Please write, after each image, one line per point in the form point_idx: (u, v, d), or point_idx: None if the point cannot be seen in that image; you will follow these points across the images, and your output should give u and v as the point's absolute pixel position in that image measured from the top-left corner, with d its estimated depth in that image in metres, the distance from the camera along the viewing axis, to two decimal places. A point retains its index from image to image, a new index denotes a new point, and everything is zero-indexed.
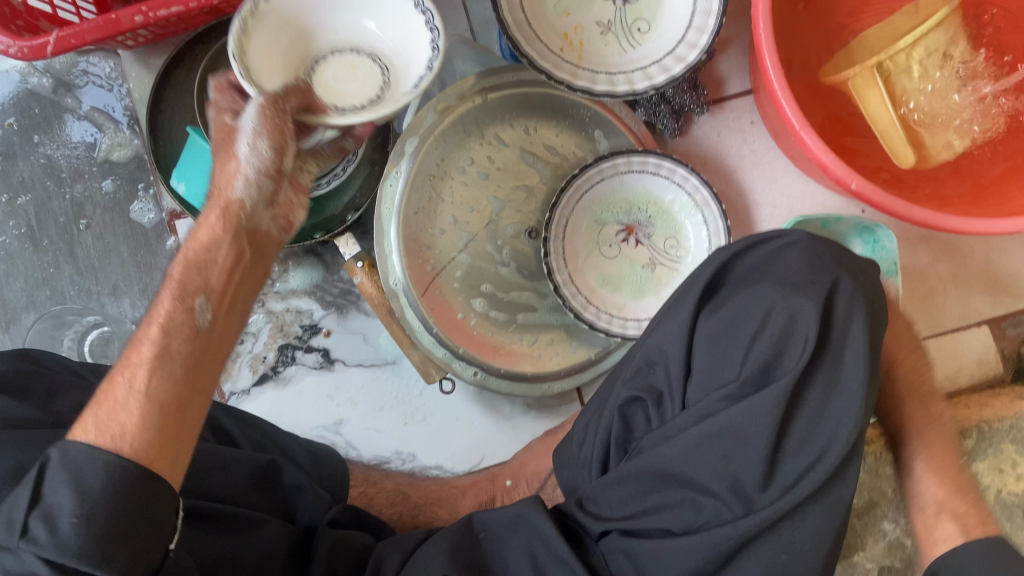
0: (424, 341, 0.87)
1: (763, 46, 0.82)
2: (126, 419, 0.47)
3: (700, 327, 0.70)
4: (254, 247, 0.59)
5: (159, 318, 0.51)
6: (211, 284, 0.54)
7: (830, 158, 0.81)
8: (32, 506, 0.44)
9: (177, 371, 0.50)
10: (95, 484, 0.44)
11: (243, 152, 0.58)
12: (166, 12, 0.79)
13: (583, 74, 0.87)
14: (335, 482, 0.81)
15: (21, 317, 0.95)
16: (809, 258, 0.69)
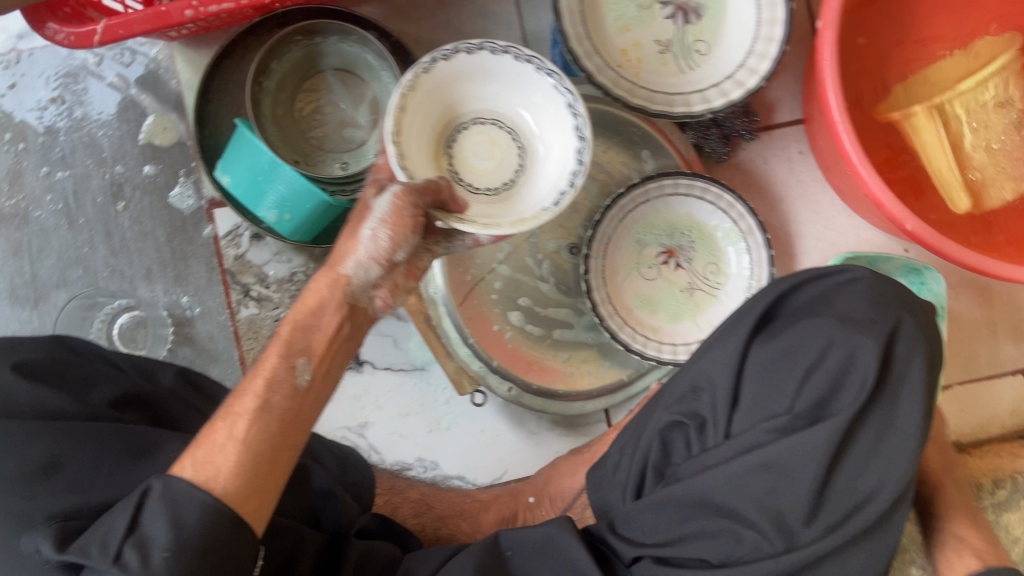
0: (460, 352, 0.89)
1: (828, 79, 0.82)
2: (221, 462, 0.53)
3: (752, 353, 0.69)
4: (354, 321, 0.65)
5: (266, 373, 0.58)
6: (312, 346, 0.61)
7: (887, 195, 0.80)
8: (129, 533, 0.49)
9: (272, 425, 0.56)
10: (191, 522, 0.49)
11: (365, 235, 0.61)
12: (217, 8, 0.80)
13: (640, 92, 0.86)
14: (363, 489, 0.80)
15: (50, 295, 0.93)
16: (872, 295, 0.69)
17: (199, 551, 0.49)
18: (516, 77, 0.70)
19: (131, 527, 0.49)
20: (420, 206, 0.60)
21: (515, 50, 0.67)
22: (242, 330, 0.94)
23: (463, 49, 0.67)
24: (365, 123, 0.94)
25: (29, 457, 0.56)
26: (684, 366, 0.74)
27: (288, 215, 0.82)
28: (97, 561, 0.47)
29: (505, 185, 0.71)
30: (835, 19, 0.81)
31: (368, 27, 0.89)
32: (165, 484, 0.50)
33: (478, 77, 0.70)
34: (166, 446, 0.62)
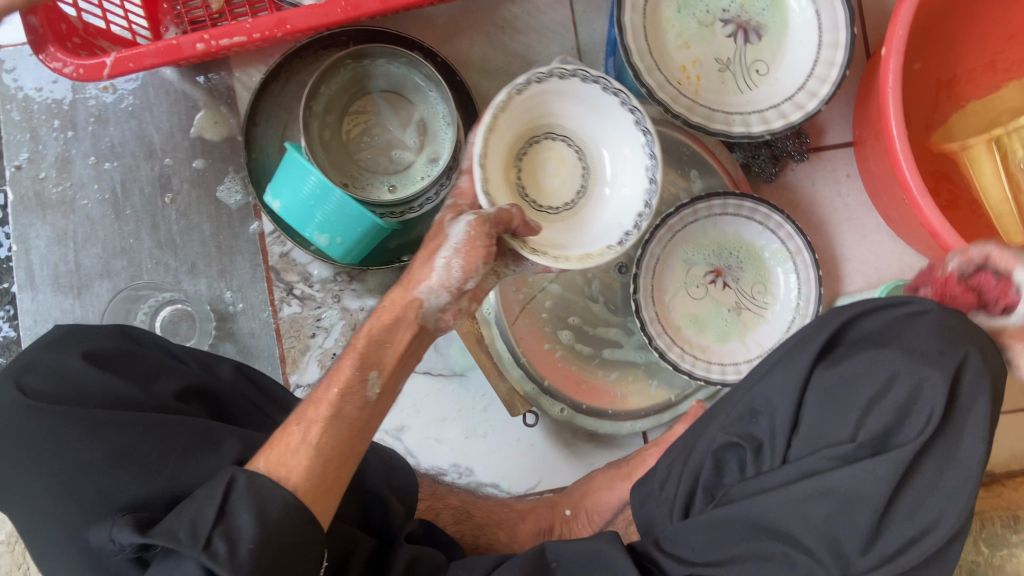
0: (512, 374, 0.91)
1: (891, 109, 0.82)
2: (294, 465, 0.58)
3: (815, 378, 0.69)
4: (420, 337, 0.69)
5: (339, 384, 0.62)
6: (383, 360, 0.66)
7: (944, 227, 0.80)
8: (216, 522, 0.53)
9: (341, 433, 0.61)
10: (273, 517, 0.54)
11: (439, 263, 0.65)
12: (229, 41, 0.76)
13: (700, 110, 0.85)
14: (407, 493, 0.80)
15: (93, 285, 0.93)
16: (943, 327, 0.67)
17: (276, 547, 0.54)
18: (598, 104, 0.72)
19: (220, 515, 0.54)
20: (491, 236, 0.63)
21: (605, 81, 0.69)
22: (284, 328, 0.94)
23: (556, 73, 0.68)
24: (413, 145, 0.92)
25: (96, 445, 0.62)
26: (743, 388, 0.76)
27: (341, 238, 0.85)
28: (186, 545, 0.52)
29: (568, 205, 0.74)
30: (900, 46, 0.81)
31: (413, 46, 0.89)
32: (250, 476, 0.56)
33: (562, 97, 0.71)
34: (224, 443, 0.64)
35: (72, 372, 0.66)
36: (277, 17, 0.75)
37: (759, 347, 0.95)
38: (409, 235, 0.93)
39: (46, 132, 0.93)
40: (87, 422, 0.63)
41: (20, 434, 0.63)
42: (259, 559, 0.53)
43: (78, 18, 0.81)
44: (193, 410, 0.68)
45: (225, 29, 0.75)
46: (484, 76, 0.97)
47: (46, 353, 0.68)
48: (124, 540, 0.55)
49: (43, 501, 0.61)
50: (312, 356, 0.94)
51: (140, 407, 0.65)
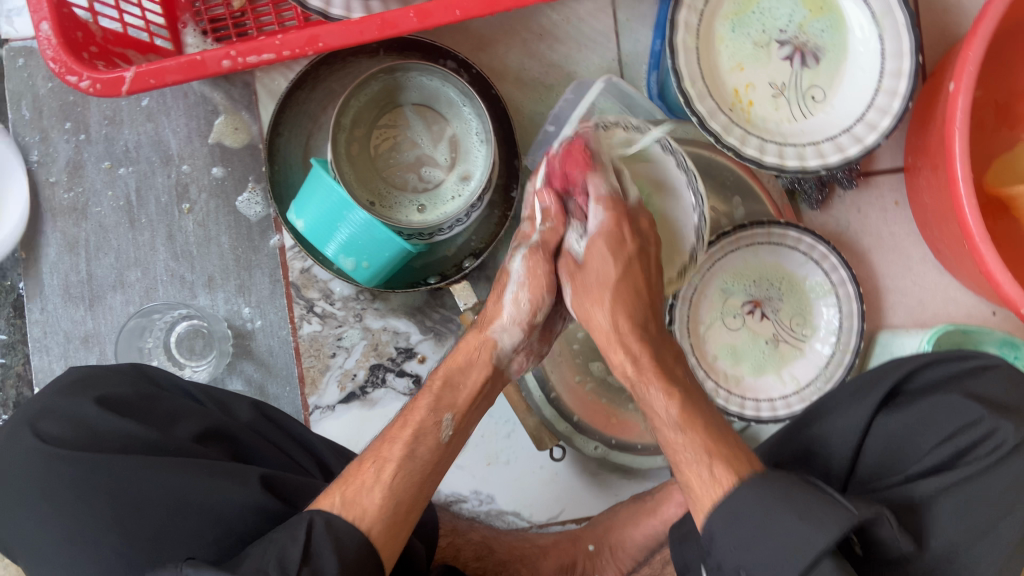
0: (544, 410, 0.89)
1: (956, 149, 0.77)
2: (367, 504, 0.57)
3: (878, 424, 0.66)
4: (493, 379, 0.68)
5: (415, 423, 0.63)
6: (457, 403, 0.65)
7: (1007, 276, 0.76)
8: (304, 561, 0.51)
9: (415, 473, 0.60)
10: (349, 554, 0.53)
11: (507, 298, 0.67)
12: (256, 58, 0.71)
13: (751, 140, 0.80)
14: (427, 530, 0.77)
15: (106, 296, 0.89)
16: (1011, 384, 0.65)
17: None
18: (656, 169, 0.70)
19: (304, 556, 0.52)
20: (549, 264, 0.67)
21: (666, 142, 0.68)
22: (304, 346, 0.90)
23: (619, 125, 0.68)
24: (443, 162, 0.87)
25: (120, 491, 0.59)
26: (792, 432, 0.72)
27: (367, 262, 0.81)
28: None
29: None
30: (969, 83, 0.76)
31: (447, 57, 0.84)
32: (326, 521, 0.54)
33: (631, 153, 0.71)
34: (250, 478, 0.61)
35: (88, 417, 0.63)
36: (307, 34, 0.70)
37: (795, 382, 0.92)
38: (435, 255, 0.90)
39: (57, 134, 0.89)
40: (109, 469, 0.59)
41: (36, 487, 0.60)
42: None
43: (94, 26, 0.76)
44: (214, 452, 0.65)
45: (252, 45, 0.70)
46: (518, 87, 0.92)
47: (61, 398, 0.65)
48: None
49: (53, 552, 0.58)
50: (332, 377, 0.90)
51: (161, 451, 0.62)
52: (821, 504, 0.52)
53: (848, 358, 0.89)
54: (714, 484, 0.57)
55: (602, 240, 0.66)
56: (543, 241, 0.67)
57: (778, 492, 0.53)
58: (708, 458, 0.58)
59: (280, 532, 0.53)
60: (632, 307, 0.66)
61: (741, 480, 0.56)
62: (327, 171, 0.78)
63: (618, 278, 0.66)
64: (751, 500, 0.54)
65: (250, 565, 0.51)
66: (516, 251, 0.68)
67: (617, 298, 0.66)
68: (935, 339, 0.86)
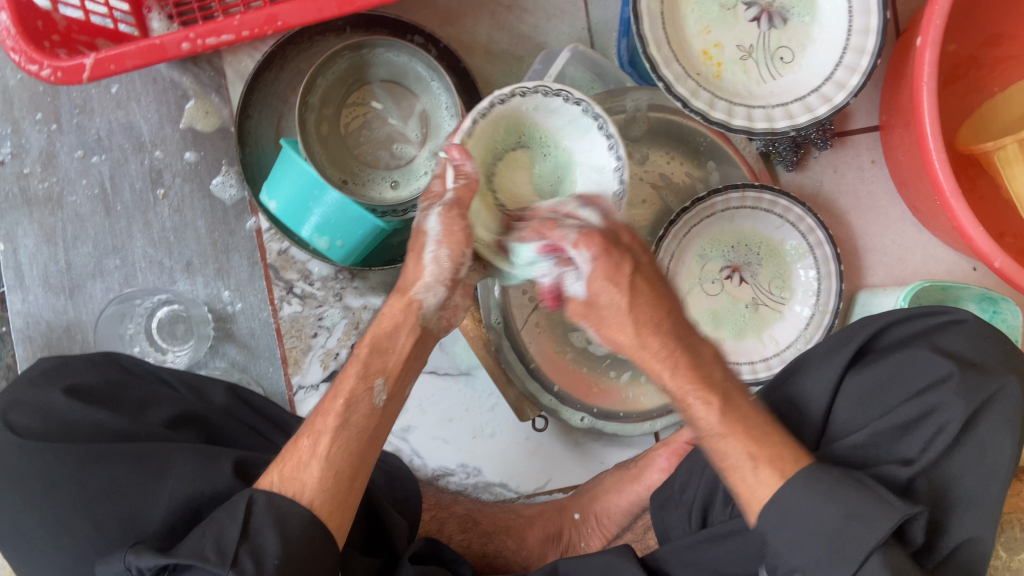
0: (528, 384, 0.90)
1: (924, 104, 0.77)
2: (307, 478, 0.58)
3: (848, 382, 0.66)
4: (418, 342, 0.66)
5: (344, 395, 0.61)
6: (387, 367, 0.64)
7: (977, 231, 0.76)
8: (242, 538, 0.53)
9: (352, 443, 0.60)
10: (293, 532, 0.55)
11: (429, 259, 0.63)
12: (215, 40, 0.71)
13: (719, 104, 0.80)
14: (410, 504, 0.78)
15: (86, 285, 0.90)
16: (979, 340, 0.65)
17: (298, 563, 0.54)
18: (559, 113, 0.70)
19: (243, 534, 0.54)
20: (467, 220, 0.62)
21: (567, 94, 0.68)
22: (285, 328, 0.91)
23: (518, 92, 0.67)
24: (415, 138, 0.87)
25: (90, 478, 0.59)
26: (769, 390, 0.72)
27: (341, 241, 0.81)
28: (213, 564, 0.51)
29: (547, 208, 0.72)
30: (936, 36, 0.75)
31: (414, 32, 0.84)
32: (268, 498, 0.56)
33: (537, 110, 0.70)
34: (221, 461, 0.62)
35: (56, 407, 0.63)
36: (266, 13, 0.70)
37: (776, 344, 0.92)
38: (411, 231, 0.89)
39: (29, 125, 0.89)
40: (76, 458, 0.60)
41: (12, 474, 0.60)
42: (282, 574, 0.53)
43: (57, 14, 0.76)
44: (185, 437, 0.66)
45: (210, 27, 0.70)
46: (488, 59, 0.92)
47: (31, 390, 0.65)
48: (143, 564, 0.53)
49: (37, 535, 0.59)
50: (314, 356, 0.91)
51: (131, 438, 0.63)
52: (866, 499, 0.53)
53: (827, 319, 0.90)
54: (761, 486, 0.56)
55: (595, 273, 0.57)
56: (462, 196, 0.62)
57: (825, 488, 0.54)
58: (754, 461, 0.56)
59: (222, 512, 0.55)
60: (669, 315, 0.58)
61: (789, 480, 0.55)
62: (297, 152, 0.78)
63: (651, 293, 0.58)
64: (800, 506, 0.54)
65: (187, 550, 0.53)
66: (436, 203, 0.62)
67: (638, 317, 0.57)
68: (911, 296, 0.85)
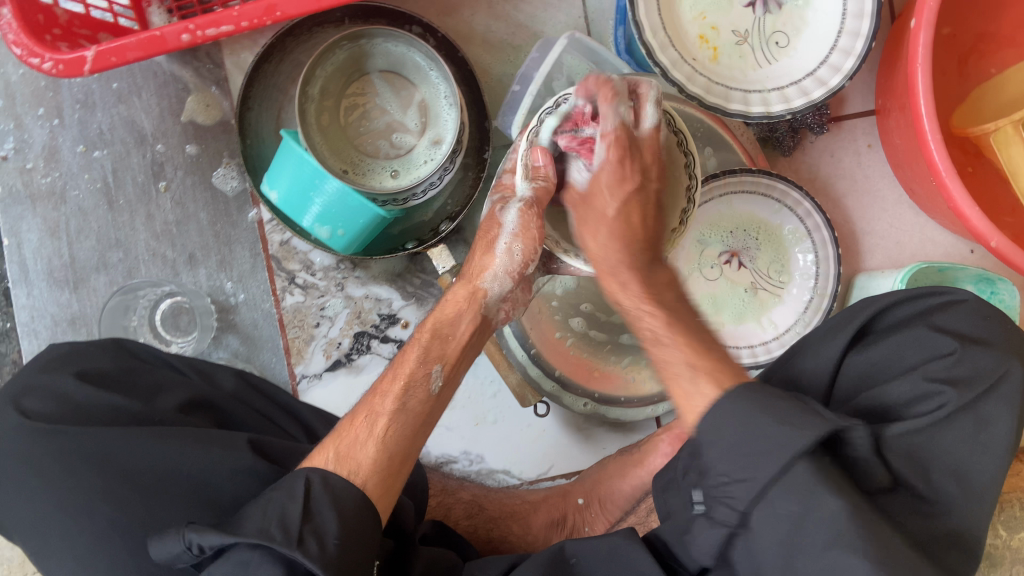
0: (530, 370, 0.91)
1: (919, 86, 0.77)
2: (362, 458, 0.58)
3: (849, 361, 0.67)
4: (477, 330, 0.71)
5: (405, 376, 0.65)
6: (446, 354, 0.68)
7: (972, 210, 0.76)
8: (304, 519, 0.51)
9: (408, 424, 0.62)
10: (349, 512, 0.54)
11: (501, 249, 0.67)
12: (214, 31, 0.72)
13: (716, 89, 0.80)
14: (417, 489, 0.79)
15: (90, 278, 0.91)
16: (981, 319, 0.65)
17: (351, 545, 0.52)
18: None
19: (305, 514, 0.52)
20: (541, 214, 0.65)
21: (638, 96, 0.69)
22: (287, 318, 0.92)
23: None
24: (414, 128, 0.88)
25: (101, 461, 0.60)
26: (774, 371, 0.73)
27: (342, 230, 0.82)
28: (281, 543, 0.49)
29: None
30: (930, 18, 0.75)
31: (412, 22, 0.84)
32: (323, 478, 0.55)
33: None
34: (238, 442, 0.63)
35: (69, 392, 0.64)
36: (264, 4, 0.70)
37: (775, 328, 0.93)
38: (413, 220, 0.90)
39: (31, 120, 0.89)
40: (89, 440, 0.60)
41: (22, 460, 0.61)
42: (342, 555, 0.51)
43: (58, 9, 0.76)
44: (198, 421, 0.66)
45: (210, 18, 0.71)
46: (485, 49, 0.92)
47: (42, 374, 0.66)
48: (206, 543, 0.49)
49: (40, 524, 0.59)
50: (317, 346, 0.92)
51: (146, 421, 0.64)
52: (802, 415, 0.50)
53: (826, 302, 0.90)
54: (698, 399, 0.54)
55: (605, 178, 0.64)
56: (538, 195, 0.65)
57: (765, 407, 0.50)
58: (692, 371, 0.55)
59: (280, 492, 0.53)
60: (634, 242, 0.64)
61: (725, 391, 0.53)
62: (297, 142, 0.79)
63: (640, 223, 0.65)
64: (734, 413, 0.51)
65: (252, 527, 0.50)
66: (512, 199, 0.66)
67: (614, 229, 0.64)
68: (908, 277, 0.86)
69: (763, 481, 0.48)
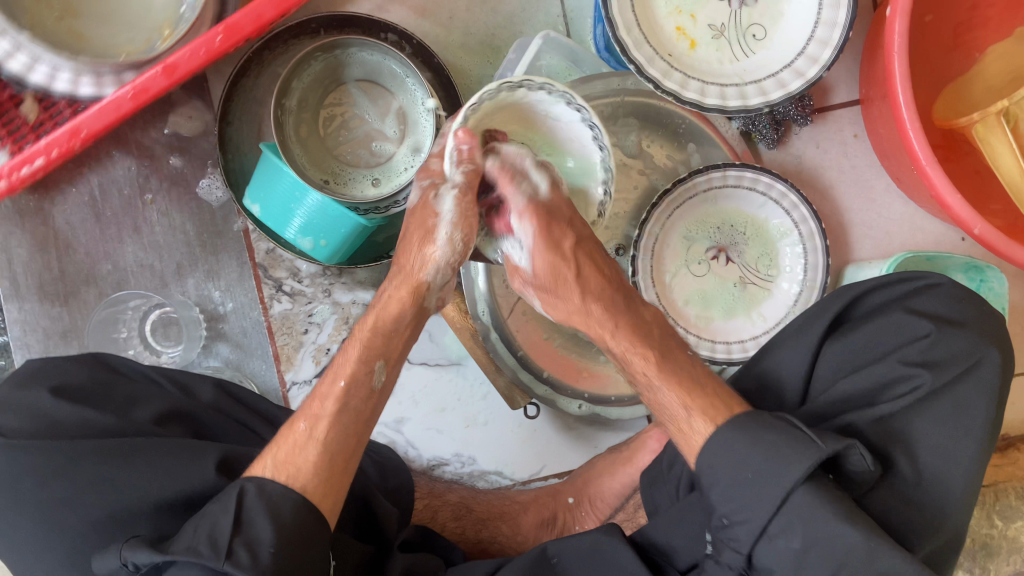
0: (525, 377, 0.91)
1: (895, 73, 0.77)
2: (302, 462, 0.59)
3: (826, 352, 0.64)
4: (417, 320, 0.68)
5: (346, 376, 0.63)
6: (389, 349, 0.66)
7: (955, 198, 0.76)
8: (234, 533, 0.53)
9: (348, 425, 0.62)
10: (287, 517, 0.55)
11: (440, 238, 0.65)
12: (30, 167, 0.75)
13: (692, 84, 0.80)
14: (402, 493, 0.79)
15: (80, 292, 0.92)
16: (955, 301, 0.64)
17: (293, 547, 0.54)
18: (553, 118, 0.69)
19: (236, 526, 0.53)
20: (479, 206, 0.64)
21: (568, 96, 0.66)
22: (276, 325, 0.93)
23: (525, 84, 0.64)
24: (393, 135, 0.88)
25: (79, 477, 0.60)
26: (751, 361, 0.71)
27: (325, 240, 0.81)
28: (207, 559, 0.51)
29: None
30: (906, 6, 0.75)
31: (386, 30, 0.85)
32: (258, 486, 0.56)
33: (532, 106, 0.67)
34: (208, 453, 0.62)
35: (43, 407, 0.65)
36: (68, 129, 0.72)
37: (764, 321, 0.93)
38: (397, 227, 0.89)
39: None
40: (66, 453, 0.61)
41: (4, 476, 0.62)
42: (279, 561, 0.53)
43: None
44: (173, 432, 0.67)
45: (20, 158, 0.74)
46: (463, 52, 0.92)
47: (18, 390, 0.66)
48: (141, 561, 0.53)
49: (35, 537, 0.61)
50: (306, 353, 0.93)
51: (118, 436, 0.64)
52: (790, 443, 0.54)
53: (815, 294, 0.90)
54: (696, 433, 0.59)
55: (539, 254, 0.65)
56: (470, 179, 0.63)
57: (747, 436, 0.56)
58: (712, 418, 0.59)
59: (214, 505, 0.55)
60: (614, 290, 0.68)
61: (719, 426, 0.58)
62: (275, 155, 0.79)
63: (579, 276, 0.66)
64: (724, 449, 0.56)
65: (181, 545, 0.52)
66: (445, 187, 0.64)
67: (584, 287, 0.66)
68: (895, 266, 0.85)
69: (762, 520, 0.53)
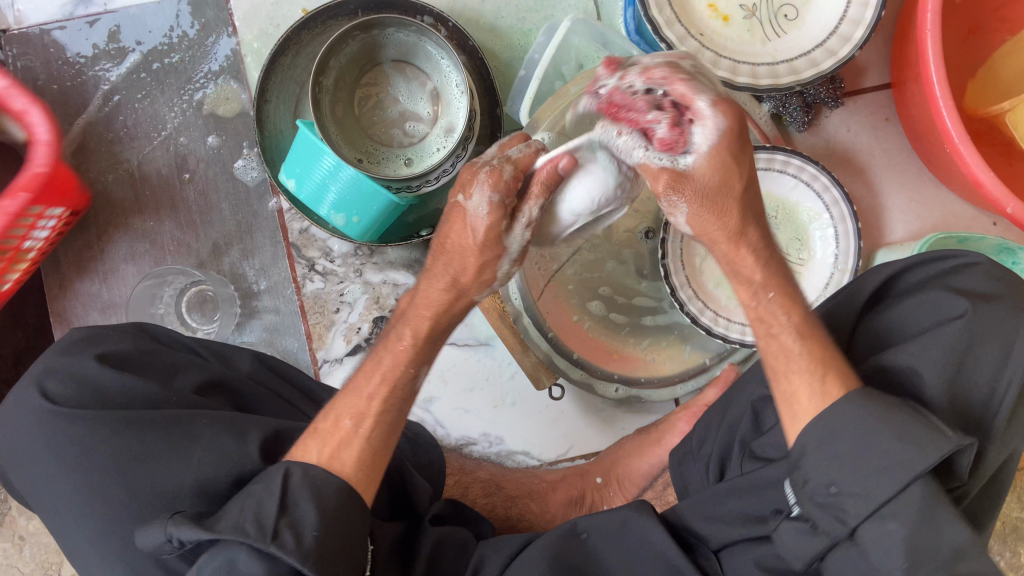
0: (560, 363, 0.91)
1: (929, 52, 0.76)
2: (346, 458, 0.58)
3: (865, 323, 0.66)
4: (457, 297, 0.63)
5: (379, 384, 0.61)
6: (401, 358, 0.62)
7: (988, 175, 0.75)
8: (282, 513, 0.52)
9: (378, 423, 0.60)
10: (330, 504, 0.55)
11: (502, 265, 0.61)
12: None
13: (723, 63, 0.80)
14: (434, 470, 0.80)
15: (118, 269, 0.94)
16: (992, 279, 0.61)
17: (333, 527, 0.54)
18: None
19: (283, 507, 0.53)
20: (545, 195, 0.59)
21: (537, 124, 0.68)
22: (308, 304, 0.94)
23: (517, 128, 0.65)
24: (427, 116, 0.90)
25: (122, 443, 0.61)
26: None
27: (357, 217, 0.83)
28: (254, 538, 0.50)
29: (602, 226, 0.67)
30: None
31: (422, 13, 0.86)
32: (303, 470, 0.56)
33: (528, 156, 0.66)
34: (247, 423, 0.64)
35: (89, 374, 0.66)
36: None
37: None
38: (428, 207, 0.91)
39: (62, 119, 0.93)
40: (111, 419, 0.62)
41: (45, 437, 0.63)
42: (321, 543, 0.52)
43: None
44: (213, 401, 0.69)
45: None
46: (494, 35, 0.93)
47: (64, 357, 0.67)
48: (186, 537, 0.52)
49: (70, 498, 0.61)
50: (337, 331, 0.94)
51: (167, 399, 0.66)
52: (919, 425, 0.49)
53: (847, 277, 0.89)
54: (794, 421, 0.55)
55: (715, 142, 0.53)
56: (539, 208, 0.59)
57: (878, 414, 0.50)
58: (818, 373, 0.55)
59: (258, 485, 0.54)
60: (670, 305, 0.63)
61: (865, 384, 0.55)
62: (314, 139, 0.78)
63: (722, 184, 0.54)
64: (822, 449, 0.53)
65: (227, 525, 0.51)
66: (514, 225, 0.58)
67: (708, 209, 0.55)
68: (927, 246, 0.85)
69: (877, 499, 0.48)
